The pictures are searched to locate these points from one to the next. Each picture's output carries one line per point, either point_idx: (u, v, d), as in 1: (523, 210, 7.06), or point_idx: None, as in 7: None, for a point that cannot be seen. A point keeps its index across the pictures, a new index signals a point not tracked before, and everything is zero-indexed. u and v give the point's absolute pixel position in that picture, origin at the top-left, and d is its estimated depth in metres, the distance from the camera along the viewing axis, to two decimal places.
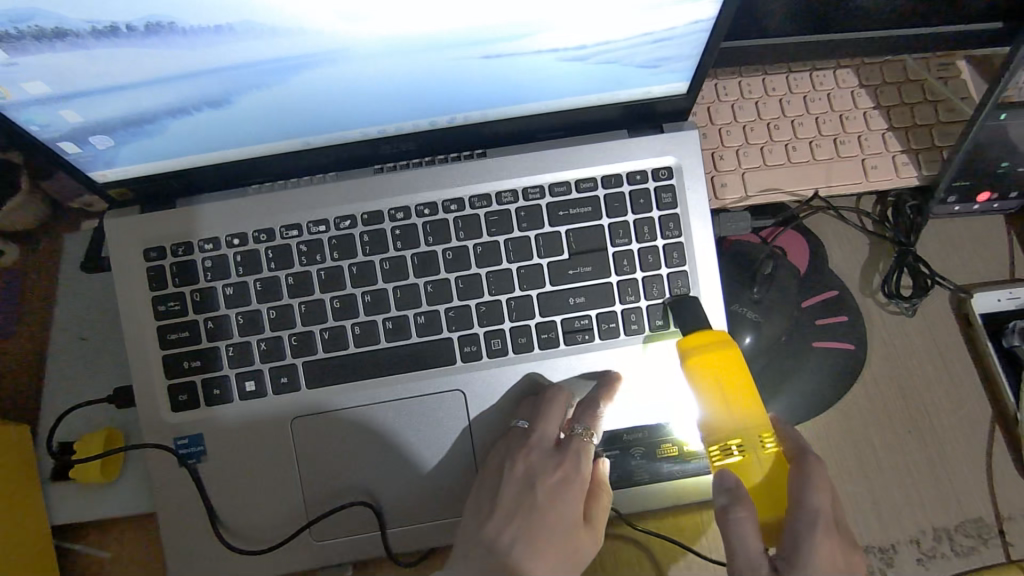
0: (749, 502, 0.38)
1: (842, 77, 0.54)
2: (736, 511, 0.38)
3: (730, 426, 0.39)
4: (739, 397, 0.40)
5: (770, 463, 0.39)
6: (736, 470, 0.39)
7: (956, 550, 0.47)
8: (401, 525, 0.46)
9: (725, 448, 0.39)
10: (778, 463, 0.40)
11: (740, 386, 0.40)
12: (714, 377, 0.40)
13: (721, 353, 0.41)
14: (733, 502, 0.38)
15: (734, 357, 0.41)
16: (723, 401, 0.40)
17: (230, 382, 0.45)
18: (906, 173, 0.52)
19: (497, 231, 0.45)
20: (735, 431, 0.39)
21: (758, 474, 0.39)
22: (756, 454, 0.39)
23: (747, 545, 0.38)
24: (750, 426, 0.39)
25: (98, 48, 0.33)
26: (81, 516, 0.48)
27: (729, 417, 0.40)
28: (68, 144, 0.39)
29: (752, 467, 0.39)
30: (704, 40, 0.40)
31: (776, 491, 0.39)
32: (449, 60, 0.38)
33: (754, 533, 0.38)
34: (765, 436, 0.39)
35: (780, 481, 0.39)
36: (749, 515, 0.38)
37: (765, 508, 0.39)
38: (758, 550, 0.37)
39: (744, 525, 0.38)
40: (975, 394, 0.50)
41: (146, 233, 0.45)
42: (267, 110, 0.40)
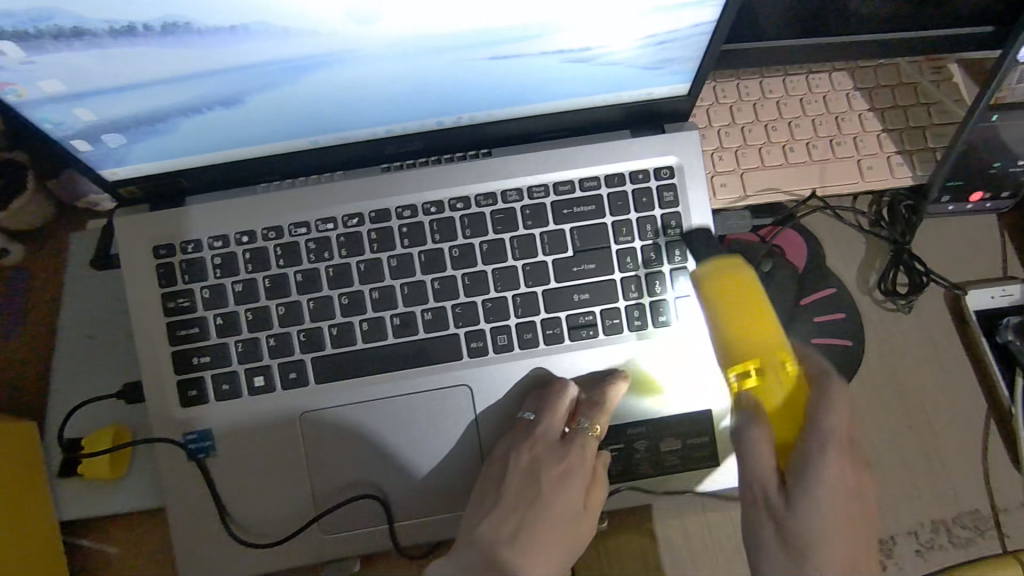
0: (767, 423, 0.40)
1: (838, 79, 0.55)
2: (753, 431, 0.40)
3: (750, 350, 0.41)
4: (756, 324, 0.42)
5: (790, 383, 0.41)
6: (757, 393, 0.41)
7: (952, 542, 0.48)
8: (409, 519, 0.46)
9: (745, 372, 0.41)
10: (799, 385, 0.41)
11: (758, 314, 0.42)
12: (733, 307, 0.42)
13: (740, 284, 0.43)
14: (750, 423, 0.40)
15: (751, 286, 0.43)
16: (742, 329, 0.42)
17: (240, 378, 0.46)
18: (901, 173, 0.53)
19: (503, 229, 0.46)
20: (757, 355, 0.41)
21: (778, 396, 0.41)
22: (778, 378, 0.41)
23: (759, 465, 0.41)
24: (769, 349, 0.41)
25: (115, 47, 0.34)
26: (90, 512, 0.49)
27: (749, 344, 0.41)
28: (80, 143, 0.40)
29: (773, 390, 0.41)
30: (705, 42, 0.40)
31: (796, 413, 0.41)
32: (458, 60, 0.39)
33: (768, 454, 0.40)
34: (784, 360, 0.41)
35: (800, 404, 0.41)
36: (766, 436, 0.40)
37: (783, 429, 0.41)
38: (771, 470, 0.41)
39: (760, 445, 0.40)
40: (970, 388, 0.51)
41: (155, 231, 0.46)
42: (277, 109, 0.40)
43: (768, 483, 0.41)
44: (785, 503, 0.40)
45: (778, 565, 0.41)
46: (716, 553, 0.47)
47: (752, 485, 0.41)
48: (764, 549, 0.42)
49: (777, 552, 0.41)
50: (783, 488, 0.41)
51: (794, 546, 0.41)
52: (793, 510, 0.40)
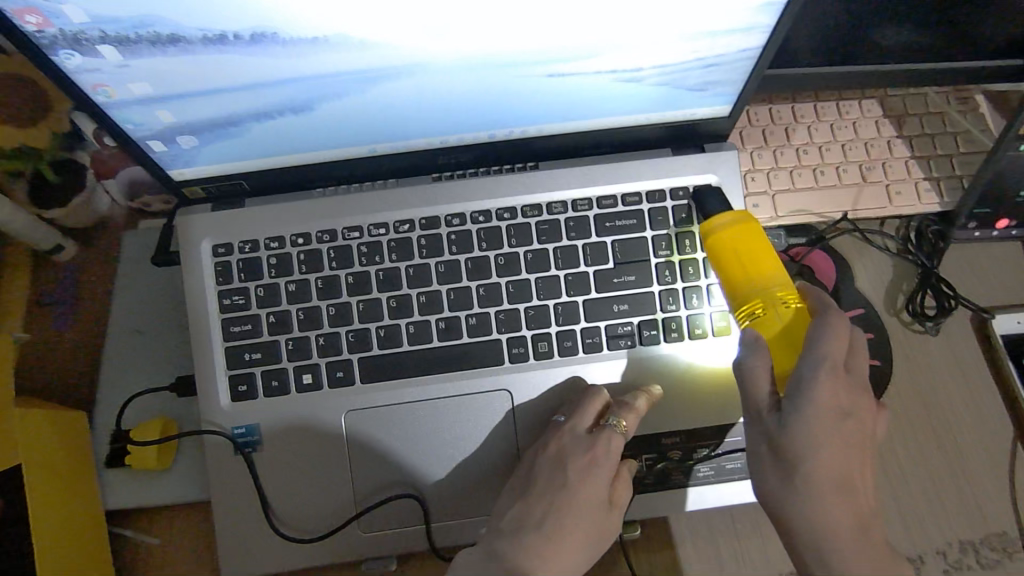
0: (764, 352, 0.41)
1: (867, 107, 0.57)
2: (751, 360, 0.41)
3: (754, 289, 0.43)
4: (762, 261, 0.43)
5: (791, 317, 0.42)
6: (758, 325, 0.42)
7: (981, 562, 0.48)
8: (446, 520, 0.47)
9: (749, 305, 0.43)
10: (800, 317, 0.42)
11: (764, 250, 0.43)
12: (740, 245, 0.43)
13: (748, 224, 0.44)
14: (745, 351, 0.41)
15: (756, 231, 0.44)
16: (748, 266, 0.43)
17: (288, 375, 0.47)
18: (929, 199, 0.55)
19: (547, 240, 0.48)
20: (761, 293, 0.42)
21: (778, 327, 0.42)
22: (779, 311, 0.42)
23: (754, 388, 0.41)
24: (774, 285, 0.43)
25: (204, 53, 0.36)
26: (136, 502, 0.50)
27: (753, 280, 0.43)
28: (156, 143, 0.43)
29: (774, 321, 0.42)
30: (750, 67, 0.43)
31: (795, 344, 0.42)
32: (515, 76, 0.41)
33: (764, 378, 0.41)
34: (787, 296, 0.43)
35: (798, 334, 0.42)
36: (763, 365, 0.41)
37: (782, 358, 0.42)
38: (766, 393, 0.41)
39: (756, 372, 0.41)
40: (996, 410, 0.52)
41: (216, 231, 0.48)
42: (343, 117, 0.43)
43: (762, 404, 0.41)
44: (777, 421, 0.40)
45: (776, 485, 0.41)
46: (747, 566, 0.48)
47: (747, 406, 0.42)
48: (763, 466, 0.42)
49: (773, 473, 0.41)
50: (777, 408, 0.41)
51: (786, 461, 0.40)
52: (785, 427, 0.40)
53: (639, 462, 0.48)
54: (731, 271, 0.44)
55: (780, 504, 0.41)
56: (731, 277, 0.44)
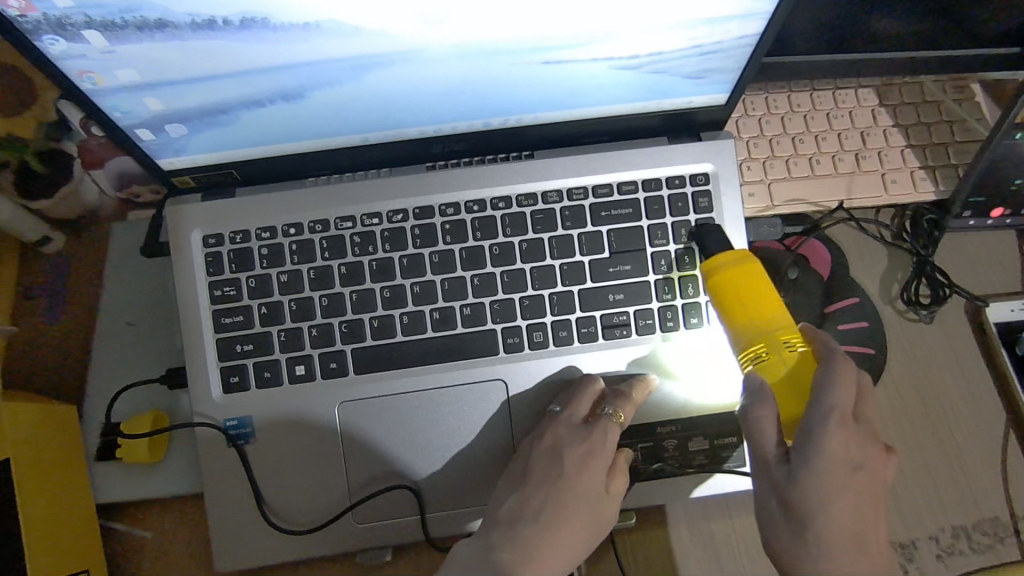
0: (769, 401, 0.40)
1: (863, 96, 0.57)
2: (757, 410, 0.40)
3: (755, 334, 0.42)
4: (763, 303, 0.43)
5: (795, 362, 0.42)
6: (762, 372, 0.42)
7: (973, 548, 0.49)
8: (441, 510, 0.47)
9: (751, 351, 0.42)
10: (805, 362, 0.42)
11: (764, 294, 0.43)
12: (741, 287, 0.43)
13: (749, 265, 0.44)
14: (753, 401, 0.41)
15: (756, 275, 0.44)
16: (748, 308, 0.43)
17: (281, 366, 0.47)
18: (924, 188, 0.54)
19: (542, 229, 0.47)
20: (762, 338, 0.42)
21: (783, 372, 0.42)
22: (782, 355, 0.42)
23: (761, 438, 0.41)
24: (777, 327, 0.42)
25: (193, 39, 0.36)
26: (128, 495, 0.50)
27: (755, 323, 0.42)
28: (145, 131, 0.42)
29: (778, 368, 0.42)
30: (747, 54, 0.42)
31: (802, 390, 0.41)
32: (511, 64, 0.40)
33: (770, 427, 0.40)
34: (791, 340, 0.42)
35: (804, 380, 0.41)
36: (767, 412, 0.40)
37: (788, 406, 0.41)
38: (773, 443, 0.41)
39: (763, 422, 0.40)
40: (989, 398, 0.52)
41: (207, 221, 0.47)
42: (335, 105, 0.42)
43: (770, 455, 0.41)
44: (785, 474, 0.40)
45: (786, 541, 0.41)
46: (742, 553, 0.48)
47: (755, 457, 0.42)
48: (774, 517, 0.41)
49: (784, 527, 0.41)
50: (785, 459, 0.40)
51: (796, 517, 0.40)
52: (794, 481, 0.39)
53: (635, 451, 0.48)
54: (732, 315, 0.43)
55: (788, 554, 0.41)
56: (732, 320, 0.43)
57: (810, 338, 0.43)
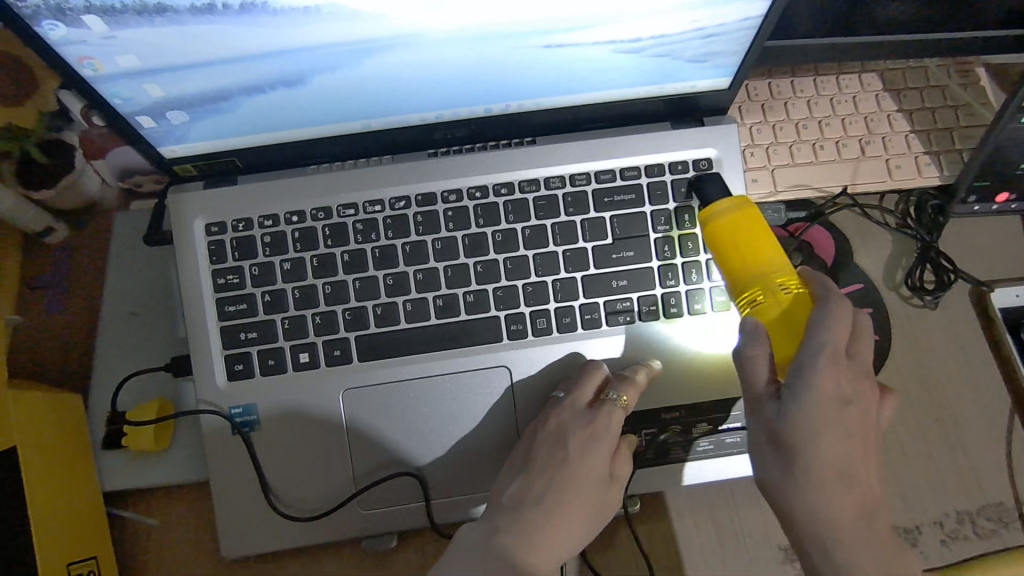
0: (763, 340, 0.41)
1: (867, 81, 0.56)
2: (750, 347, 0.41)
3: (752, 277, 0.43)
4: (760, 245, 0.43)
5: (791, 303, 0.42)
6: (758, 314, 0.42)
7: (977, 532, 0.49)
8: (445, 497, 0.47)
9: (748, 292, 0.43)
10: (801, 303, 0.42)
11: (763, 236, 0.43)
12: (738, 230, 0.43)
13: (747, 209, 0.44)
14: (745, 338, 0.41)
15: (755, 217, 0.44)
16: (745, 251, 0.43)
17: (285, 354, 0.47)
18: (929, 173, 0.54)
19: (545, 215, 0.47)
20: (759, 280, 0.42)
21: (777, 313, 0.42)
22: (778, 297, 0.42)
23: (752, 375, 0.41)
24: (773, 270, 0.42)
25: (193, 24, 0.36)
26: (134, 483, 0.50)
27: (751, 266, 0.43)
28: (146, 119, 0.42)
29: (774, 308, 0.42)
30: (751, 37, 0.42)
31: (796, 330, 0.42)
32: (511, 48, 0.40)
33: (762, 364, 0.41)
34: (788, 281, 0.42)
35: (800, 321, 0.42)
36: (760, 352, 0.41)
37: (783, 346, 0.42)
38: (764, 380, 0.41)
39: (755, 359, 0.41)
40: (994, 383, 0.52)
41: (209, 209, 0.47)
42: (336, 91, 0.42)
43: (761, 392, 0.41)
44: (776, 410, 0.40)
45: (778, 478, 0.40)
46: (746, 538, 0.48)
47: (748, 396, 0.42)
48: (766, 454, 0.41)
49: (774, 465, 0.40)
50: (776, 396, 0.41)
51: (787, 452, 0.40)
52: (784, 415, 0.39)
53: (639, 438, 0.48)
54: (728, 258, 0.43)
55: (781, 491, 0.40)
56: (729, 263, 0.44)
57: (809, 279, 0.43)
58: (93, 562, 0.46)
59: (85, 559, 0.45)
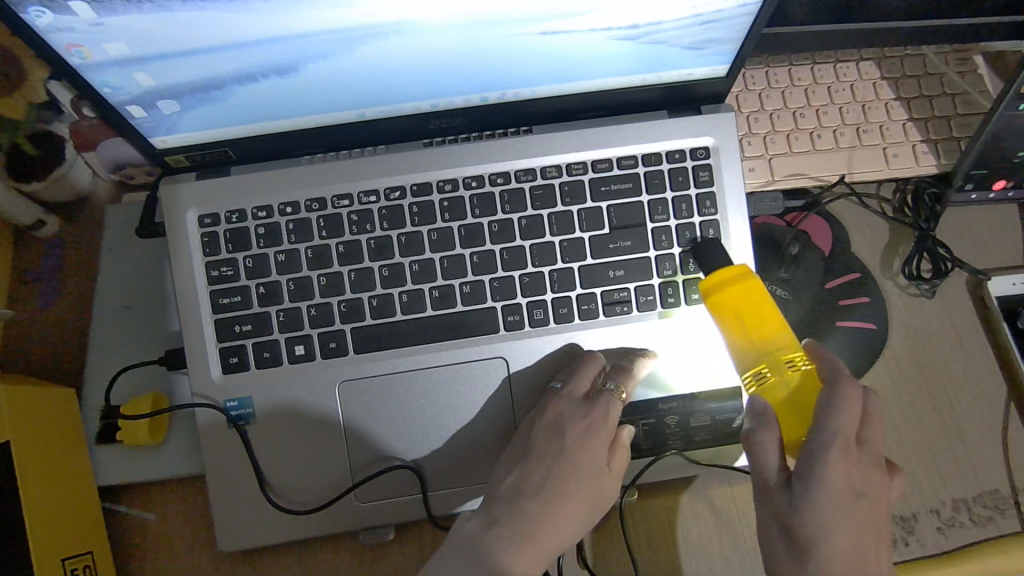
0: (772, 426, 0.41)
1: (865, 69, 0.56)
2: (760, 434, 0.41)
3: (757, 354, 0.42)
4: (763, 322, 0.43)
5: (797, 381, 0.42)
6: (765, 393, 0.42)
7: (974, 520, 0.49)
8: (443, 489, 0.47)
9: (754, 369, 0.42)
10: (807, 381, 0.42)
11: (766, 311, 0.43)
12: (739, 304, 0.43)
13: (748, 282, 0.44)
14: (756, 426, 0.41)
15: (757, 292, 0.43)
16: (747, 327, 0.43)
17: (280, 346, 0.47)
18: (926, 162, 0.54)
19: (541, 205, 0.47)
20: (764, 357, 0.42)
21: (785, 393, 0.42)
22: (784, 377, 0.42)
23: (762, 461, 0.41)
24: (777, 347, 0.42)
25: (183, 10, 0.35)
26: (129, 478, 0.50)
27: (757, 342, 0.43)
28: (136, 108, 0.41)
29: (780, 388, 0.42)
30: (748, 24, 0.42)
31: (805, 411, 0.41)
32: (507, 35, 0.40)
33: (772, 451, 0.41)
34: (793, 357, 0.42)
35: (808, 399, 0.42)
36: (770, 438, 0.41)
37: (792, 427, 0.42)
38: (774, 468, 0.41)
39: (765, 446, 0.41)
40: (991, 372, 0.52)
41: (202, 201, 0.47)
42: (329, 80, 0.42)
43: (772, 480, 0.41)
44: (788, 501, 0.39)
45: (787, 569, 0.40)
46: (743, 528, 0.48)
47: (757, 483, 0.41)
48: (770, 499, 0.41)
49: (784, 556, 0.40)
50: (787, 485, 0.40)
51: (798, 544, 0.39)
52: (796, 508, 0.39)
53: (636, 428, 0.47)
54: (732, 334, 0.44)
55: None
56: (734, 340, 0.44)
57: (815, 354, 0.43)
58: (89, 557, 0.46)
59: (81, 554, 0.45)
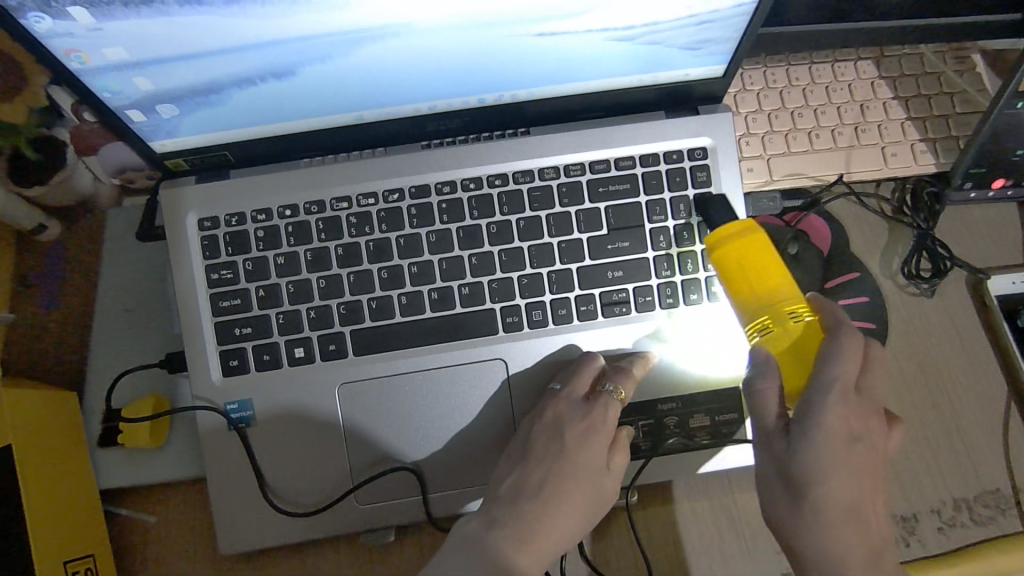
0: (773, 375, 0.40)
1: (863, 68, 0.56)
2: (759, 383, 0.40)
3: (763, 305, 0.41)
4: (770, 273, 0.41)
5: (801, 332, 0.41)
6: (768, 343, 0.41)
7: (975, 520, 0.49)
8: (442, 490, 0.47)
9: (759, 320, 0.41)
10: (810, 333, 0.41)
11: (772, 263, 0.41)
12: (744, 255, 0.42)
13: (753, 235, 0.42)
14: (758, 374, 0.40)
15: (763, 243, 0.42)
16: (752, 278, 0.41)
17: (280, 349, 0.47)
18: (925, 160, 0.54)
19: (540, 207, 0.47)
20: (771, 309, 0.41)
21: (787, 344, 0.41)
22: (789, 327, 0.41)
23: (762, 409, 0.40)
24: (782, 299, 0.41)
25: (181, 14, 0.35)
26: (130, 481, 0.50)
27: (763, 293, 0.41)
28: (135, 113, 0.42)
29: (784, 337, 0.41)
30: (744, 24, 0.42)
31: (805, 361, 0.41)
32: (504, 37, 0.40)
33: (772, 400, 0.40)
34: (798, 309, 0.41)
35: (810, 350, 0.41)
36: (771, 386, 0.40)
37: (792, 376, 0.41)
38: (773, 415, 0.40)
39: (766, 394, 0.40)
40: (991, 371, 0.52)
41: (202, 204, 0.47)
42: (327, 83, 0.42)
43: (771, 426, 0.40)
44: (786, 446, 0.39)
45: (784, 508, 0.40)
46: (743, 529, 0.48)
47: (756, 428, 0.41)
48: (769, 445, 0.41)
49: (782, 498, 0.40)
50: (786, 432, 0.40)
51: (796, 489, 0.39)
52: (795, 455, 0.39)
53: (636, 428, 0.47)
54: (738, 285, 0.42)
55: (786, 523, 0.40)
56: (738, 292, 0.42)
57: (819, 307, 0.42)
58: (90, 560, 0.46)
59: (83, 557, 0.45)
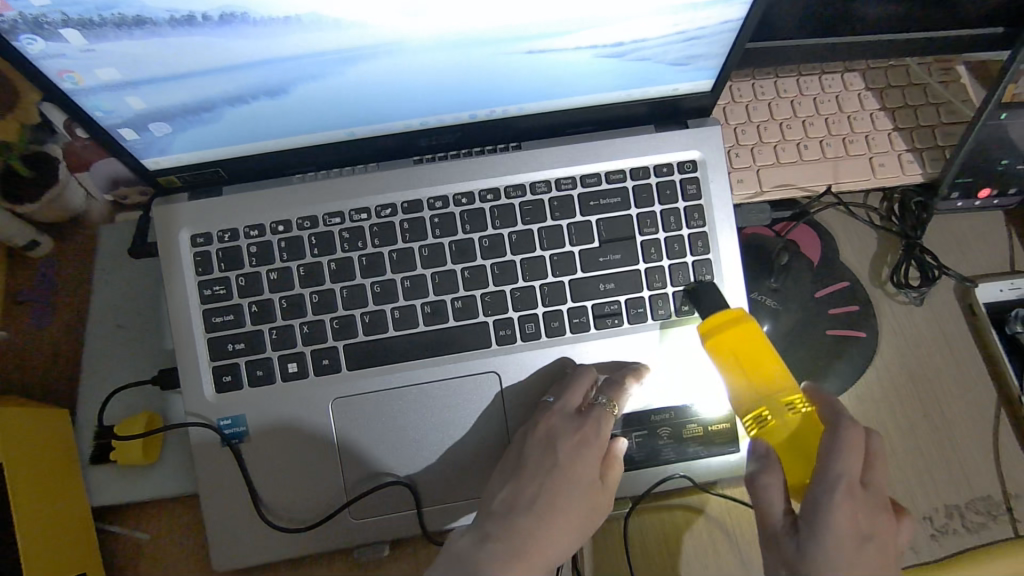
0: (775, 468, 0.41)
1: (850, 80, 0.57)
2: (763, 478, 0.41)
3: (756, 398, 0.42)
4: (762, 364, 0.42)
5: (797, 424, 0.41)
6: (766, 438, 0.42)
7: (967, 527, 0.49)
8: (437, 504, 0.47)
9: (754, 413, 0.42)
10: (808, 424, 0.41)
11: (762, 354, 0.42)
12: (737, 347, 0.42)
13: (744, 324, 0.43)
14: (760, 470, 0.41)
15: (754, 334, 0.43)
16: (747, 371, 0.42)
17: (273, 365, 0.47)
18: (911, 170, 0.54)
19: (531, 220, 0.47)
20: (763, 402, 0.41)
21: (785, 436, 0.41)
22: (785, 420, 0.41)
23: (768, 506, 0.41)
24: (776, 392, 0.42)
25: (173, 35, 0.36)
26: (122, 498, 0.50)
27: (757, 386, 0.42)
28: (128, 131, 0.42)
29: (780, 431, 0.41)
30: (730, 40, 0.42)
31: (806, 452, 0.41)
32: (495, 54, 0.40)
33: (776, 496, 0.41)
34: (792, 400, 0.42)
35: (809, 443, 0.41)
36: (774, 481, 0.41)
37: (795, 470, 0.41)
38: (779, 512, 0.41)
39: (769, 489, 0.41)
40: (980, 378, 0.53)
41: (195, 221, 0.47)
42: (319, 100, 0.42)
43: (778, 525, 0.41)
44: (795, 546, 0.40)
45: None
46: (736, 540, 0.48)
47: (763, 528, 0.42)
48: (778, 536, 0.41)
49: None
50: (793, 530, 0.40)
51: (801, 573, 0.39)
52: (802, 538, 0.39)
53: (630, 440, 0.48)
54: (732, 377, 0.43)
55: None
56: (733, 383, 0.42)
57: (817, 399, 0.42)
58: None
59: None
